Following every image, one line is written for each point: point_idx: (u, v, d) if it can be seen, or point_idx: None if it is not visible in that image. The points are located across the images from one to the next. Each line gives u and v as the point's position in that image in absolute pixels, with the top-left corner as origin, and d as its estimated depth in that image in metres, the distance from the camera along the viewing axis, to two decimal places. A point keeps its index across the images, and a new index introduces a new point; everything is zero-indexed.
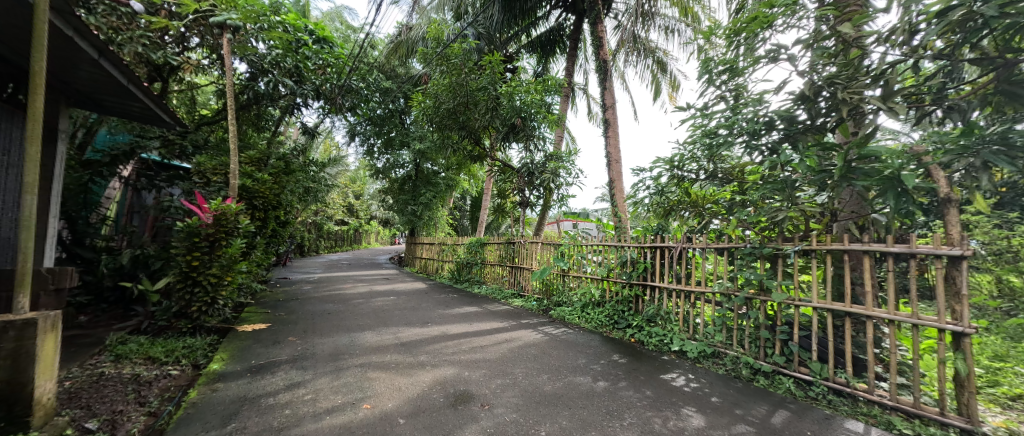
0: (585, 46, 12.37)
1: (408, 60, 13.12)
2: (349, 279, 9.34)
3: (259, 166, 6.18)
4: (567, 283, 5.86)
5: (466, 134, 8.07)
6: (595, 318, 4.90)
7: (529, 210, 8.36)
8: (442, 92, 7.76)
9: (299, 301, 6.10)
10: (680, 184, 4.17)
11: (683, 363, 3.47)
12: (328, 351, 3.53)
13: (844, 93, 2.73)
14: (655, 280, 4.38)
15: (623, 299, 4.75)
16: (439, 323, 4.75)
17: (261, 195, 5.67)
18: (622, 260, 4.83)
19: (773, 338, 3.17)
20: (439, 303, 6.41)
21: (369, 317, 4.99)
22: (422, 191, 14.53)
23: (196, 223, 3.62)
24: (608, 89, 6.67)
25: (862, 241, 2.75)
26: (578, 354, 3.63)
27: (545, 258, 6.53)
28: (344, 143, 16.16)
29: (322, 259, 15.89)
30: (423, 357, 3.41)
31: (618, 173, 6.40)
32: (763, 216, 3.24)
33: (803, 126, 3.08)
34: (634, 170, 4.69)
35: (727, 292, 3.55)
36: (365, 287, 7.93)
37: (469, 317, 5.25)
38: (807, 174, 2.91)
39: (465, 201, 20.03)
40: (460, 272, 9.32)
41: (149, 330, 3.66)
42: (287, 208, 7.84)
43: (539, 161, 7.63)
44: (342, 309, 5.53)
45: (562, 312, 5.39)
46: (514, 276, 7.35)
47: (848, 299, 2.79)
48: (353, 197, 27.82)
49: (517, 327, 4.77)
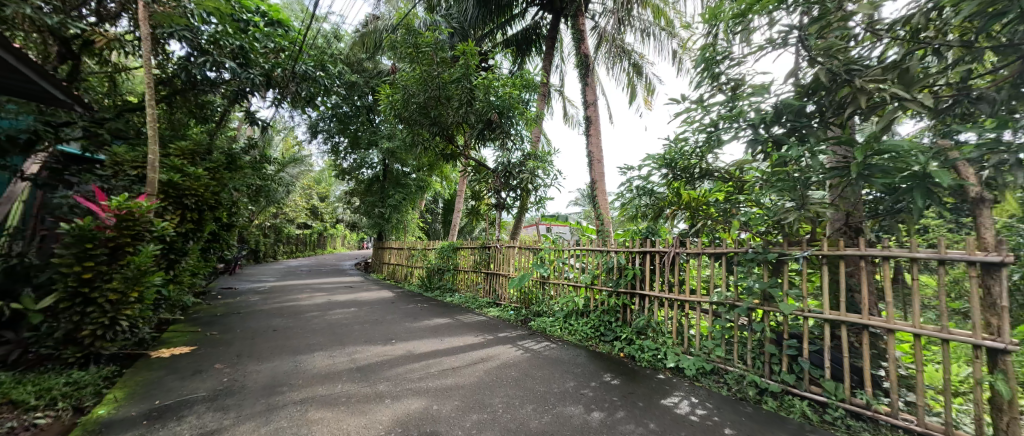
0: (561, 47, 12.12)
1: (376, 54, 12.38)
2: (307, 287, 8.45)
3: (193, 159, 5.32)
4: (547, 291, 5.41)
5: (438, 131, 7.50)
6: (579, 329, 4.48)
7: (506, 212, 7.89)
8: (411, 84, 7.15)
9: (240, 316, 5.28)
10: (672, 182, 3.87)
11: (681, 383, 3.09)
12: (263, 382, 2.87)
13: (862, 81, 2.42)
14: (645, 288, 4.04)
15: (609, 308, 4.36)
16: (405, 340, 4.15)
17: (194, 192, 4.88)
18: (608, 267, 4.45)
19: (780, 353, 2.85)
20: (407, 314, 5.77)
21: (321, 334, 4.31)
22: (391, 192, 13.70)
23: (90, 225, 2.88)
24: (589, 86, 6.32)
25: (879, 246, 2.48)
26: (565, 375, 3.18)
27: (522, 263, 6.08)
28: (304, 140, 15.02)
29: (279, 265, 14.65)
30: (382, 385, 2.83)
31: (600, 173, 6.06)
32: (769, 217, 2.93)
33: (812, 119, 2.75)
34: (622, 168, 4.37)
35: (727, 302, 3.23)
36: (323, 297, 7.13)
37: (440, 331, 4.68)
38: (818, 171, 2.62)
39: (438, 204, 19.29)
40: (431, 278, 8.68)
41: (20, 363, 2.84)
42: (232, 209, 6.95)
43: (516, 160, 7.18)
44: (291, 324, 4.79)
45: (542, 323, 4.93)
46: (489, 283, 6.83)
47: (866, 310, 2.51)
48: (317, 199, 26.22)
49: (494, 342, 4.26)
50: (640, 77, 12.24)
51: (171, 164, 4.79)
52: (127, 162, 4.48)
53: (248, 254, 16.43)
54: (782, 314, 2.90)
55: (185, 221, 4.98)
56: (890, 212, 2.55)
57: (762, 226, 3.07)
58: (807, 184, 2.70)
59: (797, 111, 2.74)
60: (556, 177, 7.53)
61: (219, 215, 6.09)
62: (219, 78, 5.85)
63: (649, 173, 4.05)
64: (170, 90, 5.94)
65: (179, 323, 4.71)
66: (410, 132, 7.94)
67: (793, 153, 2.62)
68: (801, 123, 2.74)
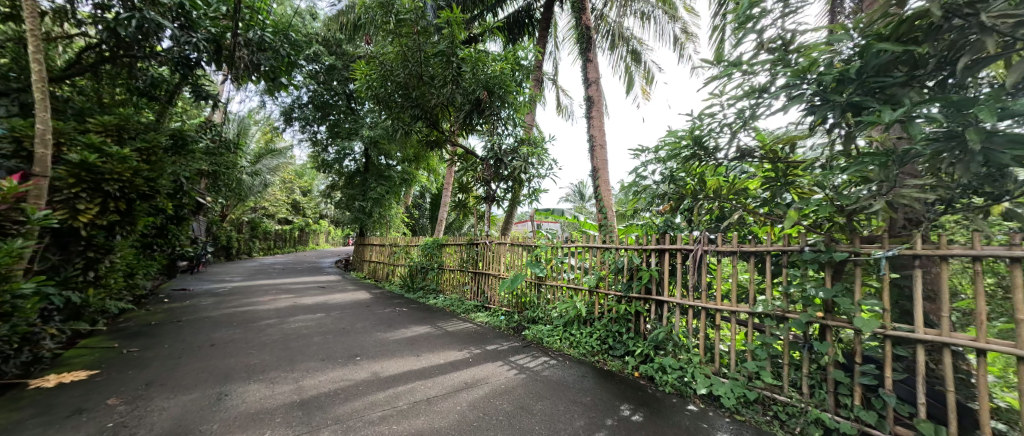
0: (555, 31, 11.38)
1: (355, 36, 11.44)
2: (272, 288, 7.58)
3: (118, 137, 4.42)
4: (544, 294, 4.70)
5: (419, 115, 6.69)
6: (582, 341, 3.78)
7: (496, 206, 7.16)
8: (390, 59, 6.32)
9: (178, 325, 4.43)
10: (696, 167, 3.21)
11: (718, 418, 2.43)
12: (162, 428, 2.10)
13: (990, 17, 1.70)
14: (662, 293, 3.35)
15: (618, 317, 3.66)
16: (372, 357, 3.39)
17: (117, 178, 4.01)
18: (618, 268, 3.75)
19: (851, 382, 2.20)
20: (381, 320, 5.00)
21: (270, 349, 3.54)
22: (373, 185, 12.78)
23: None
24: (591, 62, 5.61)
25: (1003, 245, 1.82)
26: (571, 410, 2.47)
27: (514, 263, 5.35)
28: (280, 129, 13.98)
29: (252, 263, 13.67)
30: (327, 432, 2.08)
31: (603, 160, 5.37)
32: (837, 206, 2.25)
33: (903, 76, 2.03)
34: (634, 150, 3.65)
35: (773, 313, 2.55)
36: (287, 300, 6.29)
37: (416, 344, 3.93)
38: (918, 142, 1.93)
39: (425, 198, 18.47)
40: (413, 278, 7.91)
41: None
42: (179, 199, 6.03)
43: (507, 148, 6.45)
44: (236, 335, 3.99)
45: (538, 332, 4.24)
46: (476, 284, 6.11)
47: (981, 329, 1.85)
48: (296, 193, 25.03)
49: (482, 358, 3.54)
50: (639, 65, 11.55)
51: (86, 141, 3.90)
52: (24, 137, 3.60)
53: (218, 251, 15.27)
54: (854, 332, 2.23)
55: (107, 212, 4.13)
56: (1010, 201, 1.90)
57: (823, 217, 2.38)
58: (904, 163, 1.98)
59: (882, 66, 2.03)
60: (551, 167, 6.82)
61: (158, 206, 5.21)
62: (157, 43, 4.97)
63: (669, 155, 3.35)
64: (99, 57, 5.03)
65: (95, 337, 3.85)
66: (390, 115, 7.13)
67: (884, 118, 1.92)
68: (888, 79, 2.00)
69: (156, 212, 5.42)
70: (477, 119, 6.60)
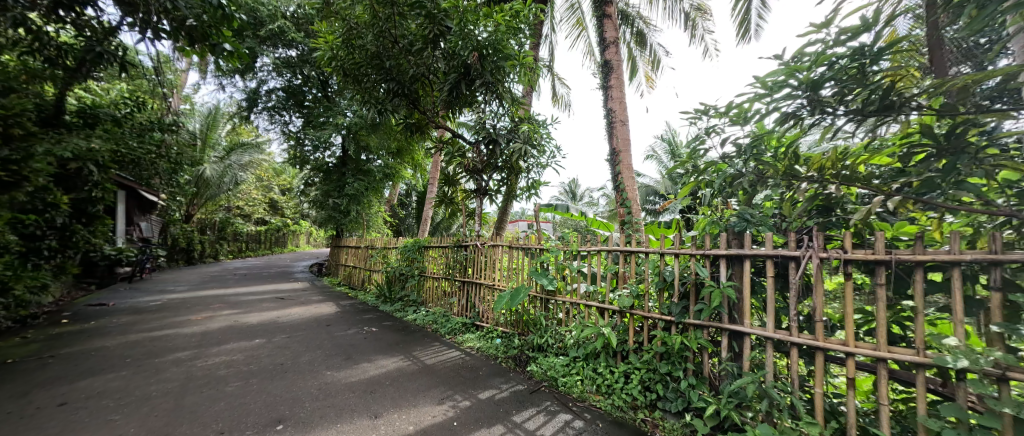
0: (553, 10, 10.32)
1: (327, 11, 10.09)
2: (215, 301, 6.27)
3: None
4: (552, 313, 3.58)
5: (394, 90, 5.47)
6: (615, 387, 2.66)
7: (488, 202, 6.01)
8: (357, 17, 5.11)
9: (42, 364, 3.14)
10: (797, 131, 2.17)
11: None
12: None
13: None
14: (742, 323, 2.24)
15: (667, 353, 2.55)
16: (301, 426, 2.21)
17: None
18: (665, 283, 2.63)
19: None
20: (338, 348, 3.81)
21: (146, 415, 2.30)
22: (349, 180, 11.45)
23: None
24: (609, 19, 4.49)
25: None
26: None
27: (512, 271, 4.19)
28: (246, 118, 12.54)
29: (213, 268, 12.21)
30: None
31: (625, 140, 4.27)
32: None
33: None
34: (693, 112, 2.54)
35: (983, 370, 1.46)
36: (228, 318, 5.01)
37: (378, 391, 2.76)
38: None
39: (411, 197, 17.21)
40: (391, 287, 6.70)
41: None
42: (90, 193, 4.92)
43: (502, 130, 5.33)
44: (113, 382, 2.74)
45: (548, 368, 3.11)
46: (465, 296, 4.95)
47: None
48: (273, 192, 23.40)
49: (472, 418, 2.38)
50: (643, 49, 10.54)
51: None
52: None
53: (178, 254, 13.63)
54: None
55: None
56: None
57: None
58: None
59: None
60: (554, 155, 5.72)
61: (33, 198, 3.89)
62: None
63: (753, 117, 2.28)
64: None
65: None
66: (360, 92, 5.91)
67: None
68: None
69: (41, 206, 4.15)
70: (465, 93, 5.45)
